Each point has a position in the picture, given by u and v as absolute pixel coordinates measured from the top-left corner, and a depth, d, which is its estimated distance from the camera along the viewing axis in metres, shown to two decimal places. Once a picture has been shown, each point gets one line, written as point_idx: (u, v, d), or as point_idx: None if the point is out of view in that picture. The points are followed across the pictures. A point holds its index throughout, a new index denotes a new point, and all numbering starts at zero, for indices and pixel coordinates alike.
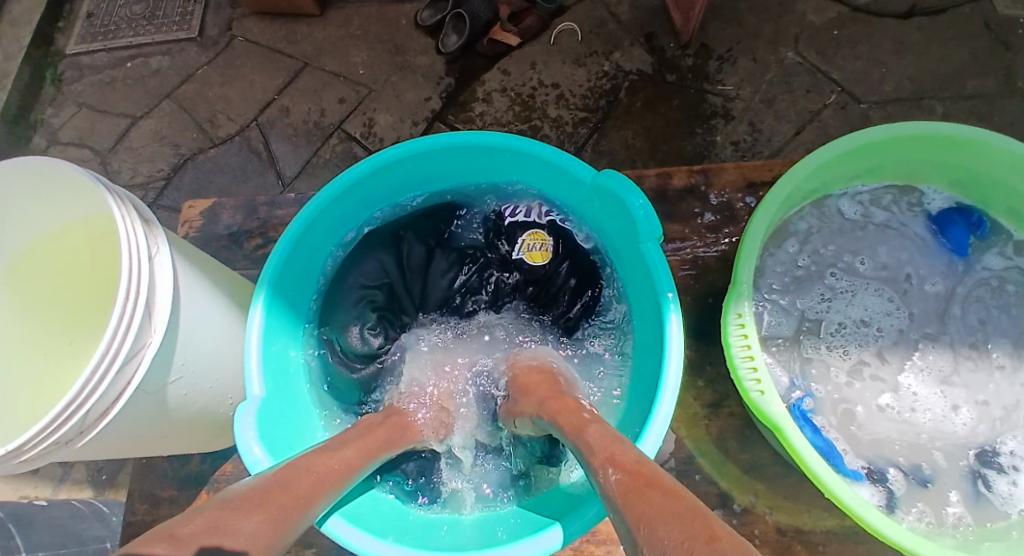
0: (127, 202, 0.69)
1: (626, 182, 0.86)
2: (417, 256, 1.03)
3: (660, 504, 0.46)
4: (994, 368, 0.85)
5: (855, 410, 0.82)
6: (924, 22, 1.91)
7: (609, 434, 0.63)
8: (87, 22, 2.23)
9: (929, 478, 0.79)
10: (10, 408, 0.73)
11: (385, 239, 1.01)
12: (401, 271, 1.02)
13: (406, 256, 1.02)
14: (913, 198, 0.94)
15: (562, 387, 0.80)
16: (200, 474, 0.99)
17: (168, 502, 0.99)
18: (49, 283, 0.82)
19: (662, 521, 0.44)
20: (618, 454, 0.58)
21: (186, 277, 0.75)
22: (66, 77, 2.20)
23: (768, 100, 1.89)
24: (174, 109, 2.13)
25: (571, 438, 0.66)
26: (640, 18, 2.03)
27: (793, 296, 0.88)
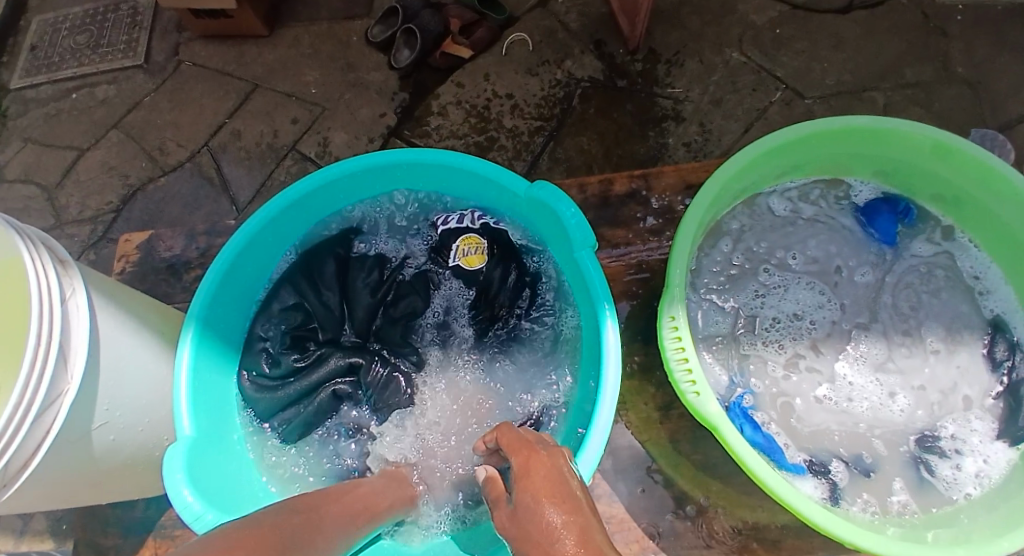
0: (39, 247, 0.67)
1: (557, 193, 0.87)
2: (336, 277, 1.01)
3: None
4: (929, 352, 0.87)
5: (794, 403, 0.84)
6: (860, 17, 1.97)
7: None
8: (29, 54, 2.20)
9: (871, 466, 0.80)
10: None
11: (303, 268, 1.01)
12: (316, 293, 1.00)
13: (321, 287, 1.00)
14: (840, 191, 0.97)
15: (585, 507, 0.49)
16: (146, 520, 0.96)
17: (115, 547, 0.96)
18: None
19: None
20: None
21: (105, 319, 0.73)
22: (12, 113, 2.15)
23: (716, 100, 1.92)
24: (122, 138, 2.09)
25: None
26: (588, 26, 2.06)
27: (729, 294, 0.90)
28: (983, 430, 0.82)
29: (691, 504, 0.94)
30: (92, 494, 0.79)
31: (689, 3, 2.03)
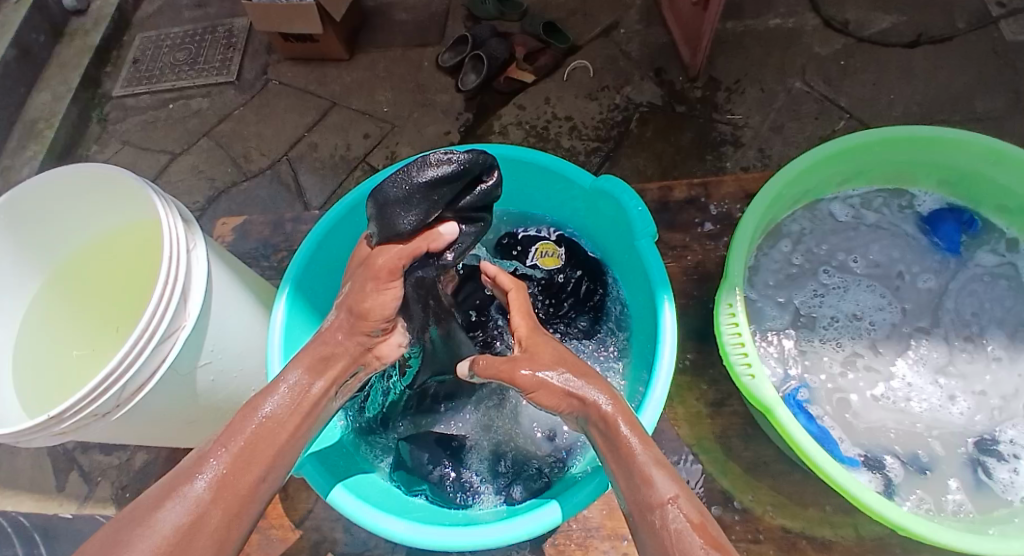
0: (172, 205, 0.78)
1: (621, 185, 0.93)
2: None
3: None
4: (991, 359, 0.87)
5: (849, 399, 0.85)
6: (927, 51, 1.97)
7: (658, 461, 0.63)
8: (134, 68, 2.44)
9: (927, 465, 0.80)
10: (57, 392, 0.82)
11: None
12: None
13: None
14: (904, 201, 0.99)
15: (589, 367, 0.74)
16: None
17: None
18: (94, 283, 0.91)
19: None
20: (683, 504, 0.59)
21: (218, 272, 0.82)
22: (113, 118, 2.38)
23: (777, 127, 1.94)
24: (211, 146, 2.28)
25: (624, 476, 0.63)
26: (650, 54, 2.14)
27: (787, 291, 0.93)
28: None
29: (738, 500, 0.94)
30: (180, 433, 0.88)
31: (752, 34, 2.08)
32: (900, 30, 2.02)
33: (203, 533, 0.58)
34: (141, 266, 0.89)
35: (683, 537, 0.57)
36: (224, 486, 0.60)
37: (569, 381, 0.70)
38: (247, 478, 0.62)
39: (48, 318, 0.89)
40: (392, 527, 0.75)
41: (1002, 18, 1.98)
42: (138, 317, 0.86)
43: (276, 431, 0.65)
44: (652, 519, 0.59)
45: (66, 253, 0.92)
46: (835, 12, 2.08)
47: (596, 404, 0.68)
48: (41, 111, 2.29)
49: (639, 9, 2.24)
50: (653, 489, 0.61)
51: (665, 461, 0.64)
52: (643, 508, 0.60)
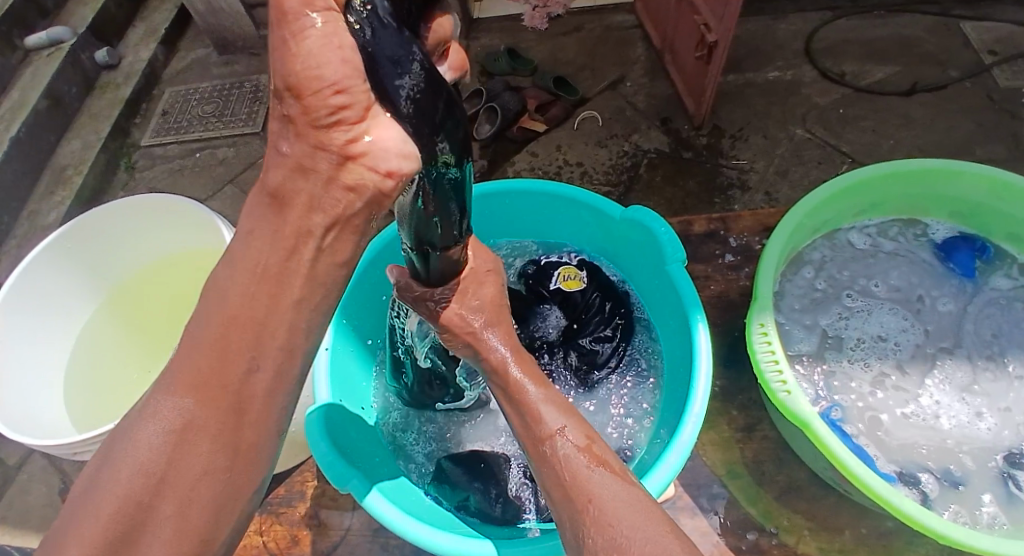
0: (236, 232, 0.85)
1: (649, 214, 1.00)
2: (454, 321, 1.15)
3: (612, 492, 0.62)
4: (1013, 378, 0.90)
5: (881, 417, 0.88)
6: (923, 99, 2.07)
7: (547, 399, 0.72)
8: (162, 119, 2.52)
9: (961, 480, 0.82)
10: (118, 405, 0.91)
11: None
12: None
13: None
14: (918, 230, 1.04)
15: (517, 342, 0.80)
16: None
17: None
18: (156, 304, 1.01)
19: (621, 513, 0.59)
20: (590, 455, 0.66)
21: None
22: (140, 165, 2.42)
23: (782, 171, 2.01)
24: (236, 193, 2.33)
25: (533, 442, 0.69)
26: (656, 105, 2.25)
27: (812, 314, 0.97)
28: None
29: (774, 526, 0.93)
30: None
31: (753, 86, 2.19)
32: (895, 81, 2.13)
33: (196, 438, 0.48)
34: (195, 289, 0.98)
35: (570, 460, 0.66)
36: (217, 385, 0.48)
37: (479, 336, 0.79)
38: (231, 368, 0.48)
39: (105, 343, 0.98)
40: (439, 541, 0.76)
41: (995, 65, 2.10)
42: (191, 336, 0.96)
43: (254, 305, 0.48)
44: (544, 450, 0.68)
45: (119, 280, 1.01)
46: (832, 65, 2.20)
47: (492, 355, 0.77)
48: (70, 158, 2.29)
49: (644, 64, 2.37)
50: (542, 424, 0.69)
51: (553, 396, 0.73)
52: (536, 441, 0.69)
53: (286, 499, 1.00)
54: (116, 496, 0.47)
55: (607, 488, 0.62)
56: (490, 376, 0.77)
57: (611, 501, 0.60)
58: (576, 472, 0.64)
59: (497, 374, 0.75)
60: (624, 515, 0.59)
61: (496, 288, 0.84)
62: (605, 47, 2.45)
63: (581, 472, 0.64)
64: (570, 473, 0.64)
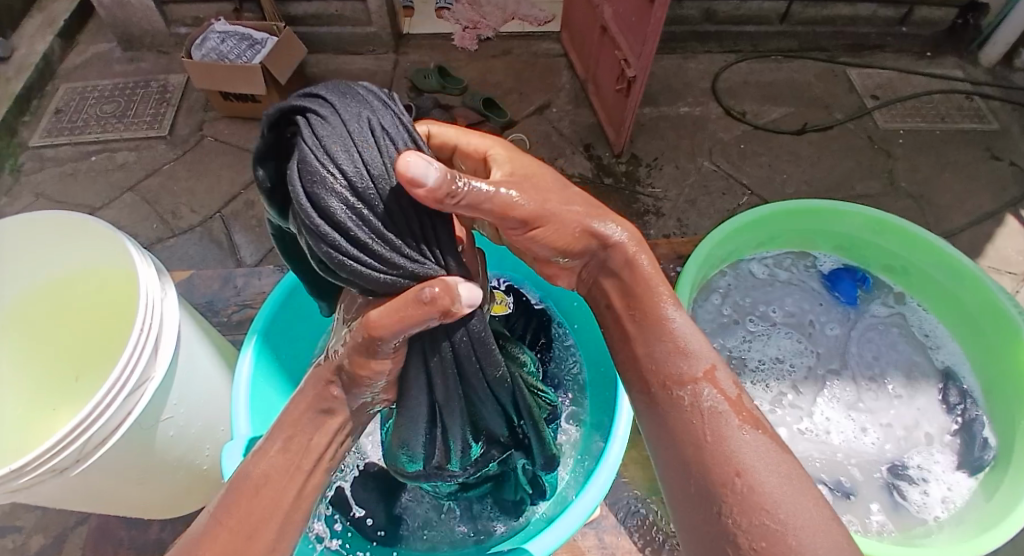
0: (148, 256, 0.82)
1: None
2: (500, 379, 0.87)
3: (766, 462, 0.54)
4: (893, 396, 1.01)
5: (780, 432, 0.97)
6: (812, 138, 2.30)
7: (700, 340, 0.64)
8: (54, 118, 2.29)
9: (851, 490, 0.92)
10: (22, 438, 0.84)
11: None
12: None
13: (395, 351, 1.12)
14: (808, 262, 1.15)
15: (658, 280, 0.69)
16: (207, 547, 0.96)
17: None
18: (56, 326, 0.93)
19: (775, 482, 0.52)
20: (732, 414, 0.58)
21: (188, 332, 0.84)
22: (27, 168, 2.17)
23: (692, 201, 2.13)
24: (136, 201, 2.11)
25: (672, 387, 0.60)
26: (579, 132, 2.33)
27: (720, 337, 1.05)
28: (944, 461, 0.94)
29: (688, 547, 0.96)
30: (131, 494, 0.84)
31: (666, 119, 2.34)
32: (789, 121, 2.35)
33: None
34: (104, 309, 0.92)
35: (716, 415, 0.57)
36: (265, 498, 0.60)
37: (620, 250, 0.68)
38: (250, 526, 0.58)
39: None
40: None
41: (876, 108, 2.36)
42: (99, 364, 0.89)
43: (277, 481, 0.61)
44: (685, 396, 0.59)
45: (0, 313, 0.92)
46: (734, 104, 2.39)
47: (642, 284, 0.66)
48: None
49: (568, 91, 2.46)
50: (687, 358, 0.61)
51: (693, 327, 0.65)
52: (677, 375, 0.60)
53: None
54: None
55: (756, 450, 0.54)
56: (638, 306, 0.66)
57: (760, 471, 0.53)
58: (723, 433, 0.56)
59: (641, 287, 0.66)
60: (781, 501, 0.51)
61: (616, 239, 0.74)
62: (531, 73, 2.52)
63: (727, 429, 0.56)
64: (718, 432, 0.56)
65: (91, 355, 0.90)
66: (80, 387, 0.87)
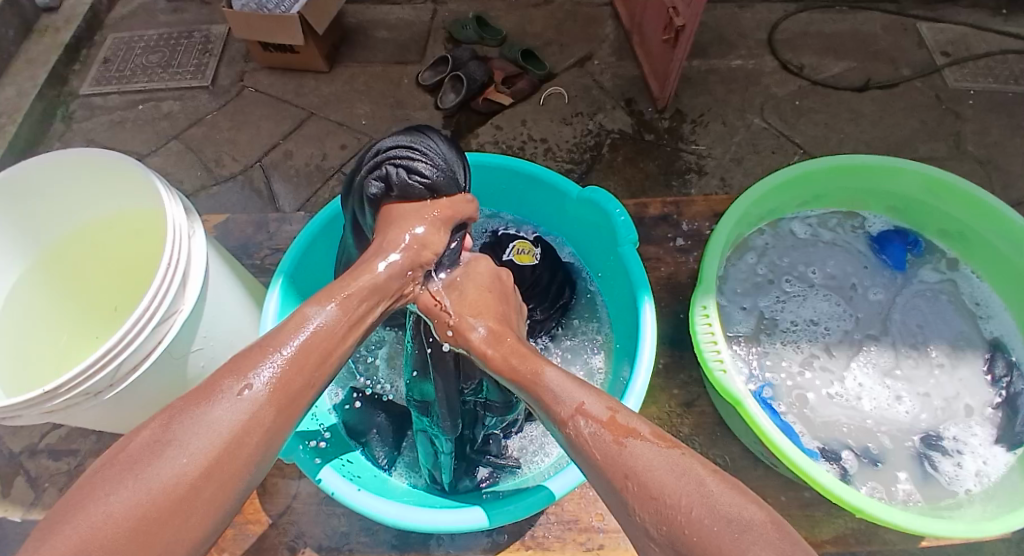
0: (176, 194, 0.83)
1: (606, 196, 1.00)
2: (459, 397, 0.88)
3: (649, 462, 0.53)
4: (934, 366, 0.95)
5: (807, 396, 0.92)
6: (875, 95, 2.14)
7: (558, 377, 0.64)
8: (103, 67, 2.34)
9: (878, 458, 0.88)
10: (74, 366, 0.89)
11: None
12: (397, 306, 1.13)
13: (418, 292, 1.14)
14: (856, 222, 1.08)
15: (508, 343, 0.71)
16: None
17: None
18: (101, 263, 0.97)
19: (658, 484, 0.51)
20: (608, 423, 0.57)
21: (215, 271, 0.86)
22: (79, 116, 2.24)
23: (738, 159, 2.03)
24: (182, 149, 2.16)
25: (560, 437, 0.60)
26: (621, 85, 2.23)
27: (752, 297, 1.00)
28: (982, 434, 0.89)
29: None
30: None
31: (715, 73, 2.21)
32: (851, 76, 2.19)
33: (255, 435, 0.56)
34: (141, 247, 0.95)
35: (596, 436, 0.57)
36: (309, 348, 0.62)
37: (483, 340, 0.71)
38: (296, 385, 0.60)
39: (30, 314, 0.92)
40: (382, 511, 0.79)
41: (946, 65, 2.17)
42: (139, 298, 0.93)
43: (330, 342, 0.64)
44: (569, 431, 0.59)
45: (46, 245, 0.96)
46: (791, 57, 2.23)
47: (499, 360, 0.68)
48: (2, 105, 2.15)
49: (611, 42, 2.35)
50: (560, 406, 0.60)
51: (551, 365, 0.65)
52: (558, 427, 0.60)
53: None
54: (169, 481, 0.51)
55: (643, 457, 0.53)
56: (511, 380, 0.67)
57: (649, 474, 0.52)
58: (615, 454, 0.55)
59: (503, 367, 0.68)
60: (666, 491, 0.50)
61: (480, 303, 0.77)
62: (573, 23, 2.42)
63: (611, 451, 0.55)
64: (601, 454, 0.55)
65: (133, 290, 0.95)
66: (124, 319, 0.92)
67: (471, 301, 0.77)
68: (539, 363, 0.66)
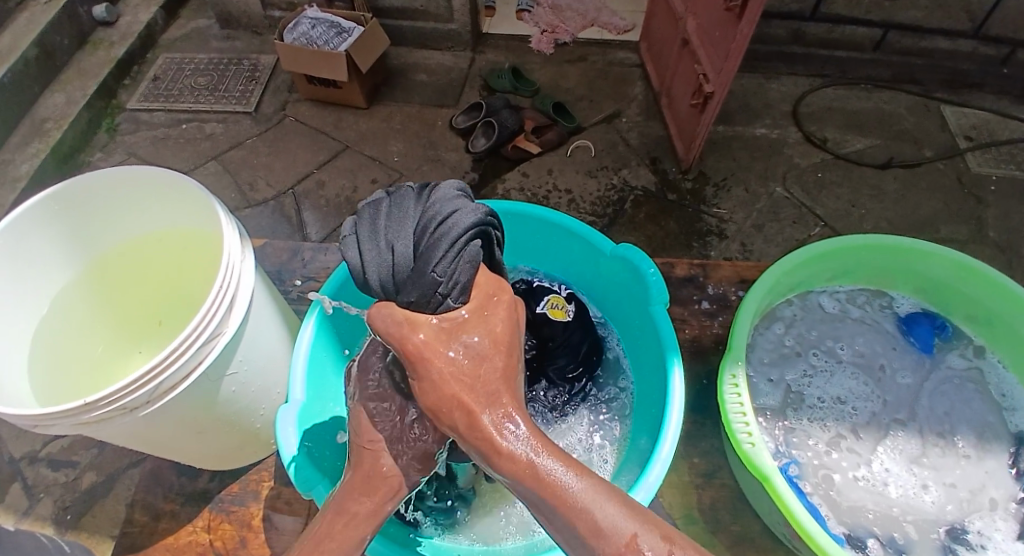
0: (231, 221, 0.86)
1: (640, 255, 1.03)
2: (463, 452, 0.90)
3: None
4: (961, 456, 0.95)
5: (833, 477, 0.92)
6: (897, 173, 2.19)
7: (593, 497, 0.61)
8: (152, 85, 2.44)
9: (904, 548, 0.87)
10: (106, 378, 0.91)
11: None
12: None
13: None
14: (884, 301, 1.10)
15: (538, 444, 0.63)
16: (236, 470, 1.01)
17: (168, 517, 0.98)
18: (144, 277, 1.00)
19: None
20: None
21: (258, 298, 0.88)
22: (123, 129, 2.32)
23: (759, 226, 2.07)
24: (218, 170, 2.22)
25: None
26: (648, 144, 2.29)
27: (780, 369, 1.02)
28: (1006, 529, 0.88)
29: None
30: (187, 442, 0.89)
31: (740, 140, 2.27)
32: (874, 152, 2.24)
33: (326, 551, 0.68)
34: (186, 264, 0.97)
35: None
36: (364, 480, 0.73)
37: (493, 432, 0.63)
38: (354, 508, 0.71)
39: (77, 317, 0.95)
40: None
41: (970, 149, 2.22)
42: (177, 316, 0.95)
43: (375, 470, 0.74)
44: None
45: (100, 253, 0.99)
46: (815, 130, 2.30)
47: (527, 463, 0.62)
48: (52, 113, 2.23)
49: (640, 102, 2.43)
50: (605, 539, 0.59)
51: (584, 483, 0.61)
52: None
53: (240, 498, 0.99)
54: None
55: None
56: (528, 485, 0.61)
57: None
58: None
59: (527, 474, 0.61)
60: None
61: (495, 374, 0.66)
62: (605, 81, 2.51)
63: None
64: None
65: (171, 306, 0.97)
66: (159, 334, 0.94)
67: (488, 377, 0.66)
68: (573, 474, 0.62)
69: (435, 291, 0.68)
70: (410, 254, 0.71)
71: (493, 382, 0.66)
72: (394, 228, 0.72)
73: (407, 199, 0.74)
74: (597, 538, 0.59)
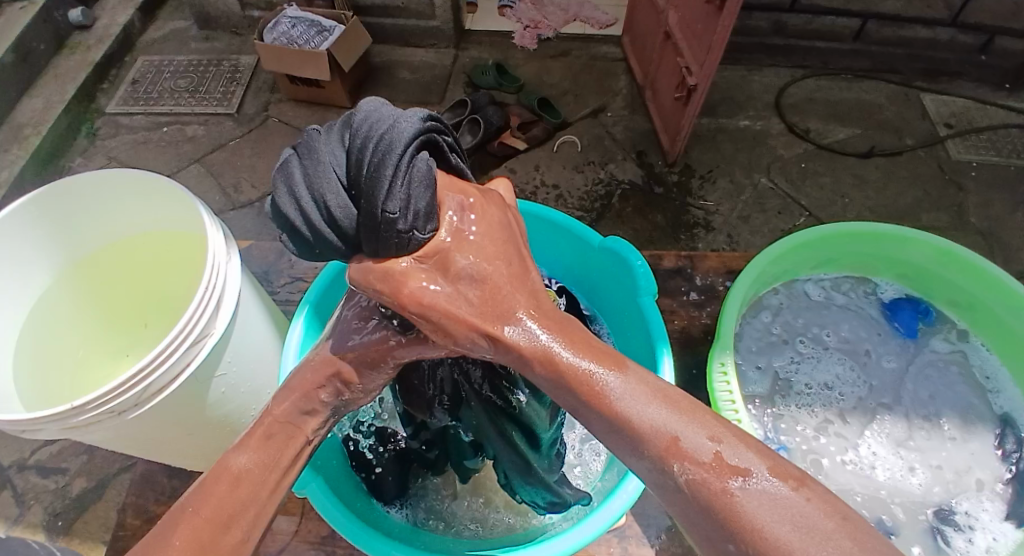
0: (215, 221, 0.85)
1: (628, 248, 1.04)
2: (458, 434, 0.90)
3: (771, 512, 0.48)
4: (946, 438, 0.97)
5: (821, 461, 0.94)
6: (879, 162, 2.21)
7: (630, 391, 0.56)
8: (131, 88, 2.41)
9: (892, 530, 0.88)
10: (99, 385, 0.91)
11: None
12: None
13: None
14: (868, 288, 1.11)
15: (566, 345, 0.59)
16: None
17: None
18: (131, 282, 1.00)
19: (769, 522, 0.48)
20: (715, 457, 0.52)
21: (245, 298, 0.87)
22: (103, 133, 2.29)
23: (745, 217, 2.08)
24: (201, 172, 2.20)
25: (651, 464, 0.54)
26: (633, 138, 2.30)
27: (767, 356, 1.03)
28: (993, 509, 0.90)
29: None
30: (177, 444, 0.88)
31: (725, 132, 2.29)
32: (855, 142, 2.26)
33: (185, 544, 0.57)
34: (175, 267, 0.98)
35: (701, 474, 0.51)
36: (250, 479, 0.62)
37: (517, 340, 0.60)
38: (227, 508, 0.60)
39: (65, 320, 0.95)
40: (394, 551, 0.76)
41: (949, 137, 2.26)
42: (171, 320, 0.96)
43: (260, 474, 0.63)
44: (663, 465, 0.53)
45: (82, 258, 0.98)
46: (798, 120, 2.32)
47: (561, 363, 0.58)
48: (29, 118, 2.19)
49: (625, 96, 2.43)
50: (647, 440, 0.54)
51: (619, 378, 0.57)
52: (656, 459, 0.53)
53: None
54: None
55: (760, 504, 0.49)
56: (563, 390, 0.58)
57: (778, 524, 0.47)
58: (731, 505, 0.49)
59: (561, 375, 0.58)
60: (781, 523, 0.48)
61: (512, 292, 0.62)
62: (589, 75, 2.51)
63: (721, 498, 0.50)
64: (705, 499, 0.50)
65: (162, 310, 0.97)
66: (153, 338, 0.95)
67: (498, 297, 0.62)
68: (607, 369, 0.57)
69: (404, 232, 0.60)
70: (349, 201, 0.61)
71: (510, 296, 0.62)
72: (322, 177, 0.61)
73: (322, 142, 0.63)
74: (642, 433, 0.54)
